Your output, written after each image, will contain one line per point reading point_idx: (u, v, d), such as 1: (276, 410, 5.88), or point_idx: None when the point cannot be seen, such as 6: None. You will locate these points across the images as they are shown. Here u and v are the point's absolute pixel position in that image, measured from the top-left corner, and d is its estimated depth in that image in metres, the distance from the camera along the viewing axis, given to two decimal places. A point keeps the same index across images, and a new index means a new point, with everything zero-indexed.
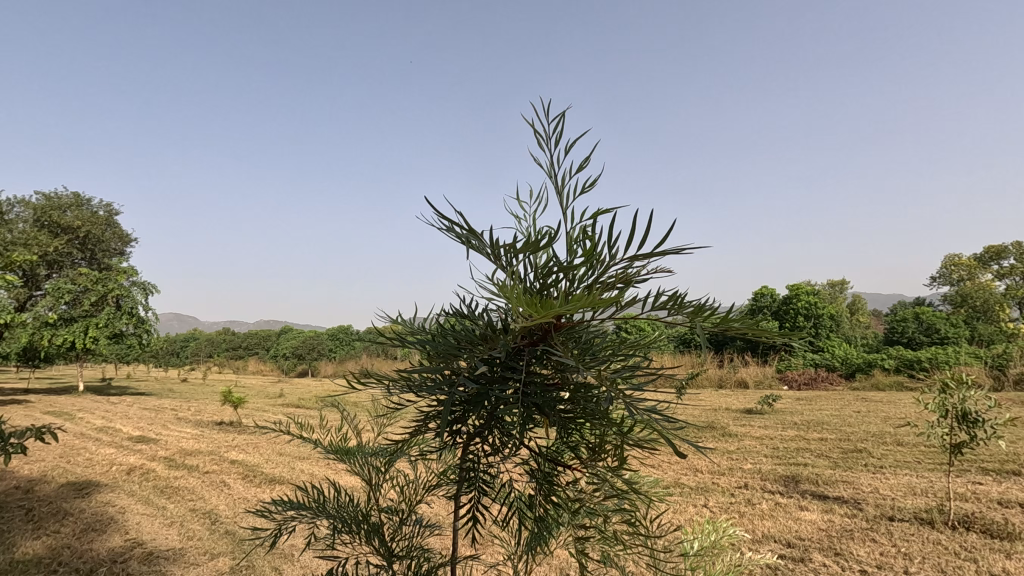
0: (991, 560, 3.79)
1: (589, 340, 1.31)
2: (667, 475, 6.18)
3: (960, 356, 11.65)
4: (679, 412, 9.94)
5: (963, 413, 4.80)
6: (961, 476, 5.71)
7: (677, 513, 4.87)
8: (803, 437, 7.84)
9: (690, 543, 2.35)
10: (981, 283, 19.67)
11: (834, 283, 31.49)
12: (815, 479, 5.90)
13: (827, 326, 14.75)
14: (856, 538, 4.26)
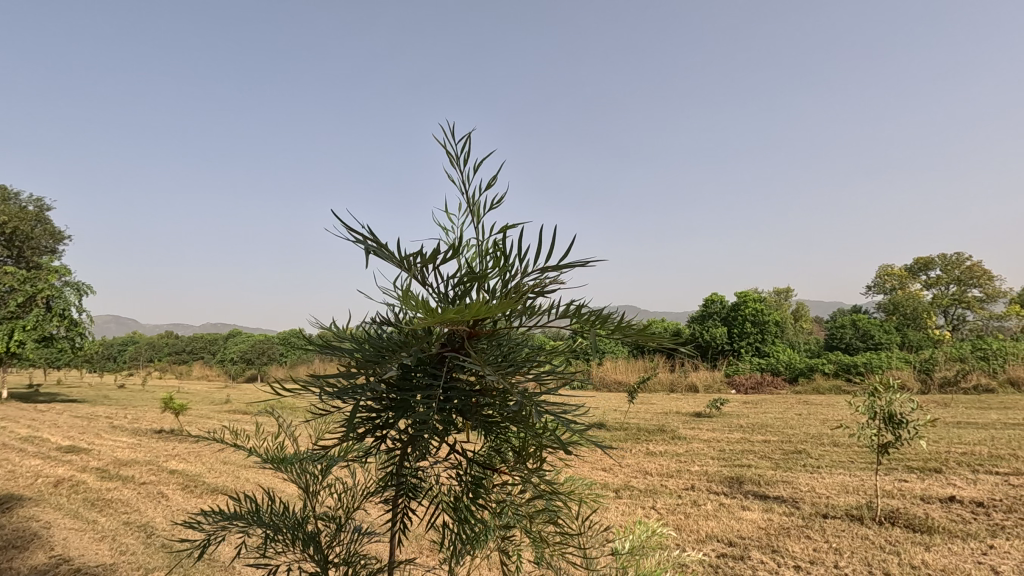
0: (912, 552, 4.07)
1: (508, 348, 1.37)
2: (617, 479, 6.33)
3: (892, 360, 12.40)
4: (631, 416, 10.19)
5: (890, 415, 5.15)
6: (889, 474, 6.10)
7: (624, 515, 5.03)
8: (748, 439, 8.17)
9: (620, 542, 2.46)
10: (911, 293, 21.02)
11: (780, 291, 32.84)
12: (757, 480, 6.16)
13: (772, 332, 15.40)
14: (791, 535, 4.50)
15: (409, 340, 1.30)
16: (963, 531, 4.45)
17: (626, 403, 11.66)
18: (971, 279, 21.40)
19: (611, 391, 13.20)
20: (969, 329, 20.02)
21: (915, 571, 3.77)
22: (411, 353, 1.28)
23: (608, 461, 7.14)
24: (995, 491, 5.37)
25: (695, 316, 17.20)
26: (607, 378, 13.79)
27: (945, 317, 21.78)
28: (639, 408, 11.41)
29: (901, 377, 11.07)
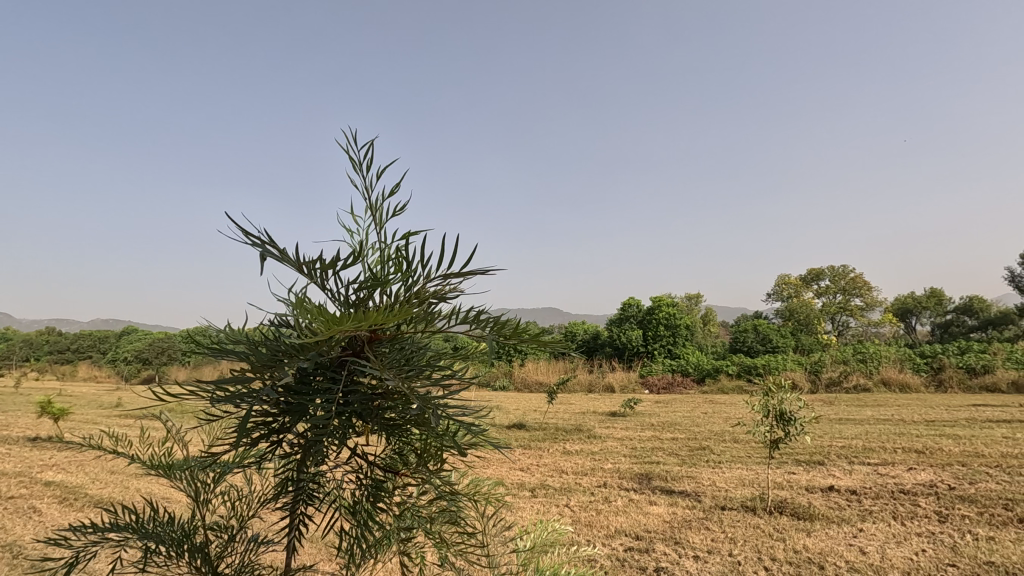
0: (796, 538, 4.47)
1: (411, 351, 1.36)
2: (534, 478, 6.45)
3: (787, 363, 13.52)
4: (551, 416, 10.42)
5: (781, 413, 5.65)
6: (780, 467, 6.65)
7: (539, 513, 5.16)
8: (658, 437, 8.60)
9: (521, 541, 2.51)
10: (805, 301, 23.05)
11: (691, 298, 34.81)
12: (665, 475, 6.50)
13: (683, 335, 16.31)
14: (693, 527, 4.79)
15: (306, 344, 1.26)
16: (839, 517, 4.93)
17: (546, 403, 11.90)
18: (853, 289, 23.75)
19: (532, 391, 13.42)
20: (851, 335, 22.21)
21: (798, 555, 4.13)
22: (309, 357, 1.24)
23: (526, 461, 7.27)
24: (866, 480, 6.00)
25: (614, 319, 17.84)
26: (528, 379, 14.00)
27: (831, 323, 24.03)
28: (558, 408, 11.67)
29: (793, 378, 12.09)
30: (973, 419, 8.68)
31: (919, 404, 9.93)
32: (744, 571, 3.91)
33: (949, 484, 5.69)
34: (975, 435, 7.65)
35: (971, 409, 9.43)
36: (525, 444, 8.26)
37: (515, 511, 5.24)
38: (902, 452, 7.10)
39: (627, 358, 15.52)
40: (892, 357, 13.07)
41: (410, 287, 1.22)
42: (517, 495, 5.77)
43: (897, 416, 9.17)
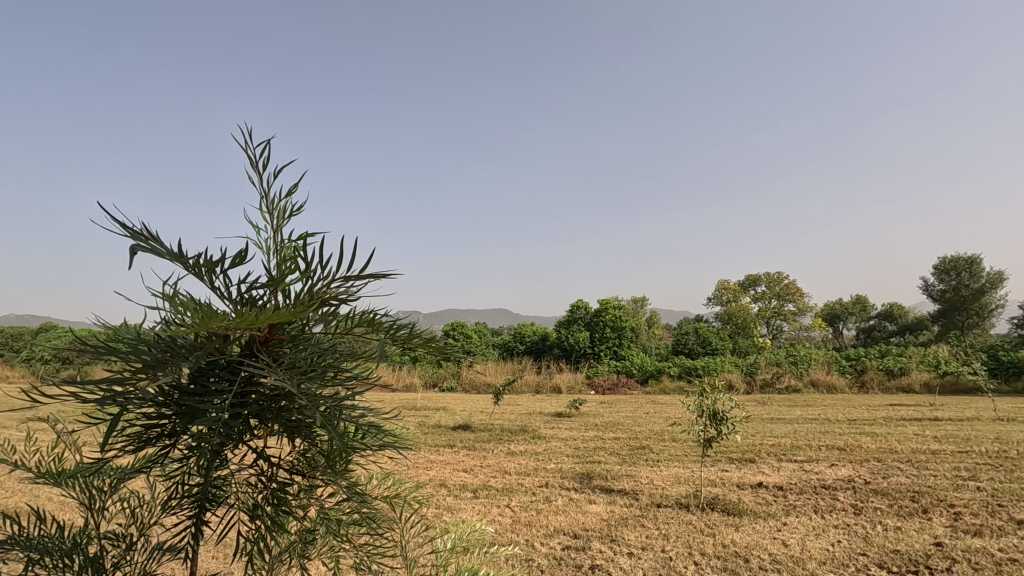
0: (725, 533, 4.65)
1: (316, 349, 1.10)
2: (477, 479, 6.43)
3: (724, 364, 14.10)
4: (497, 416, 10.43)
5: (714, 413, 5.89)
6: (714, 464, 6.90)
7: (480, 515, 5.16)
8: (600, 437, 8.75)
9: (441, 542, 2.45)
10: (743, 306, 24.16)
11: (635, 300, 35.65)
12: (605, 475, 6.62)
13: (629, 338, 16.71)
14: (629, 524, 4.90)
15: (193, 340, 1.00)
16: (765, 512, 5.17)
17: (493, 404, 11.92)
18: (786, 295, 25.06)
19: (479, 392, 13.41)
20: (784, 339, 23.49)
21: (726, 549, 4.30)
22: (195, 359, 0.96)
23: (468, 462, 7.24)
24: (792, 476, 6.33)
25: (562, 322, 18.11)
26: (476, 380, 13.98)
27: (767, 327, 25.22)
28: (505, 408, 11.70)
29: (729, 379, 12.62)
30: (890, 417, 9.31)
31: (843, 403, 10.58)
32: (675, 566, 4.03)
33: (864, 479, 6.07)
34: (891, 432, 8.20)
35: (888, 408, 10.12)
36: (468, 446, 8.24)
37: (455, 513, 5.20)
38: (826, 449, 7.53)
39: (574, 359, 15.78)
40: (820, 360, 13.85)
41: (308, 283, 1.07)
42: (458, 497, 5.73)
43: (822, 416, 9.71)
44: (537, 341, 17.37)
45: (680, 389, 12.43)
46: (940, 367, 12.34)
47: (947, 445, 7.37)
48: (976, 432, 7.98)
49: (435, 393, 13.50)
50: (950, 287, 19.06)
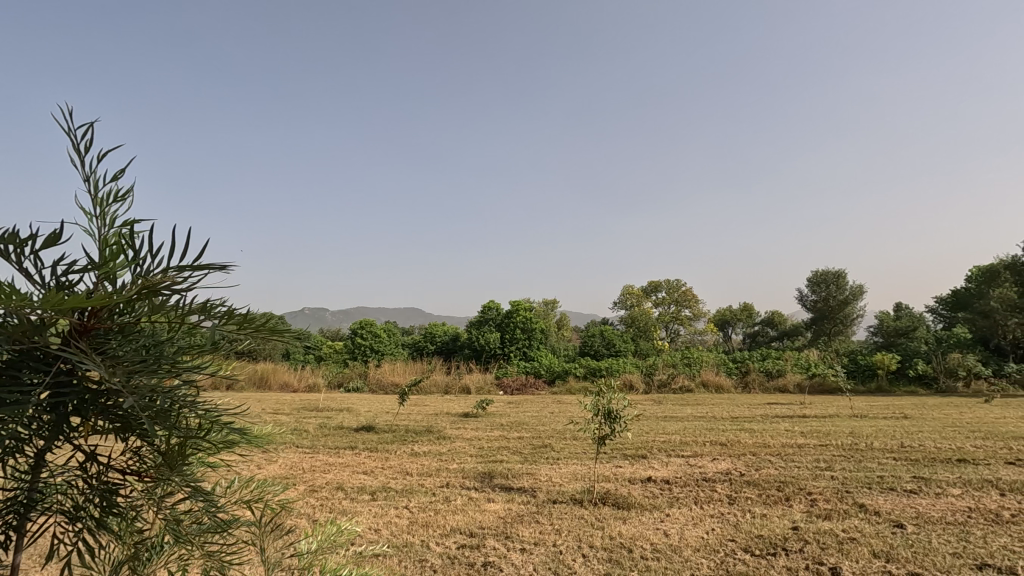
0: (613, 526, 4.91)
1: (150, 339, 0.84)
2: (376, 481, 6.32)
3: (626, 365, 14.85)
4: (402, 417, 10.29)
5: (609, 412, 6.20)
6: (609, 461, 7.25)
7: (376, 518, 5.06)
8: (505, 436, 8.89)
9: (305, 543, 2.30)
10: (645, 309, 25.59)
11: (547, 303, 36.47)
12: (505, 473, 6.74)
13: (538, 339, 17.10)
14: (524, 521, 5.03)
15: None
16: (651, 505, 5.51)
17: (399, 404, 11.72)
18: (684, 301, 26.87)
19: (386, 393, 13.15)
20: (681, 341, 25.16)
21: (612, 541, 4.54)
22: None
23: (369, 464, 7.08)
24: (678, 471, 6.80)
25: (474, 321, 18.23)
26: (383, 380, 13.68)
27: (666, 332, 26.88)
28: (412, 408, 11.56)
29: (629, 379, 13.31)
30: (765, 415, 10.27)
31: (728, 401, 11.51)
32: (563, 559, 4.19)
33: (740, 472, 6.64)
34: (766, 429, 9.05)
35: (765, 407, 11.15)
36: (370, 447, 8.05)
37: (350, 517, 5.08)
38: (709, 445, 8.17)
39: (484, 359, 15.94)
40: (710, 361, 14.98)
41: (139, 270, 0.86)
42: (355, 500, 5.59)
43: (709, 414, 10.52)
44: (448, 341, 17.33)
45: (584, 389, 12.92)
46: (809, 369, 13.78)
47: (810, 439, 8.24)
48: (835, 428, 9.00)
49: (340, 393, 13.05)
50: (822, 298, 21.38)
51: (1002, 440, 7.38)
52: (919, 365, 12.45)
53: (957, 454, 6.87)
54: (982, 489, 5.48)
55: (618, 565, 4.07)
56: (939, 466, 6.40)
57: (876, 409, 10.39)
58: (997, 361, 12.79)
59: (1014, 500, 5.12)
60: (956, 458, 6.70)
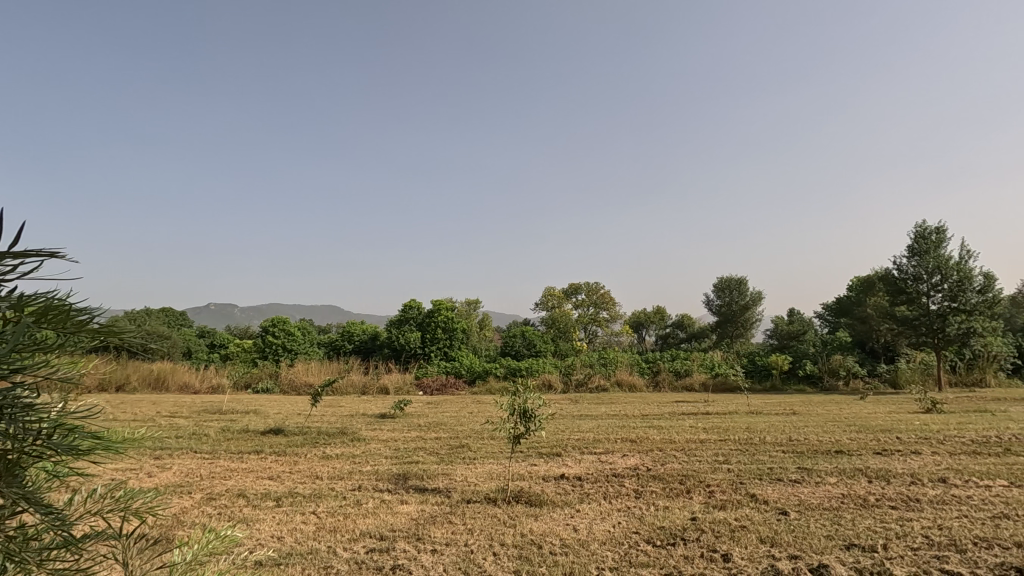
0: (524, 523, 4.97)
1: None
2: (282, 486, 6.00)
3: (545, 365, 15.12)
4: (315, 419, 9.86)
5: (524, 411, 6.28)
6: (525, 459, 7.33)
7: (279, 525, 4.80)
8: (421, 437, 8.75)
9: (177, 554, 2.03)
10: (565, 311, 26.19)
11: (469, 302, 36.25)
12: (420, 474, 6.64)
13: (459, 339, 16.96)
14: (437, 522, 4.98)
15: None
16: (563, 502, 5.63)
17: (311, 406, 11.20)
18: (602, 303, 27.75)
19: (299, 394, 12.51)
20: (598, 342, 26.03)
21: (523, 538, 4.59)
22: None
23: (275, 469, 6.71)
24: (590, 467, 7.01)
25: (394, 320, 17.83)
26: (296, 380, 13.02)
27: (584, 333, 27.67)
28: (325, 409, 11.09)
29: (548, 379, 13.56)
30: (673, 412, 10.82)
31: (640, 399, 12.01)
32: (474, 558, 4.18)
33: (647, 467, 6.96)
34: (672, 426, 9.54)
35: (673, 404, 11.77)
36: (278, 451, 7.64)
37: (251, 526, 4.78)
38: (620, 441, 8.49)
39: (404, 359, 15.61)
40: (624, 361, 15.56)
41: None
42: (257, 507, 5.27)
43: (622, 412, 10.93)
44: (367, 340, 16.83)
45: (504, 389, 12.99)
46: (714, 369, 14.67)
47: (712, 435, 8.78)
48: (733, 424, 9.66)
49: (246, 394, 12.27)
50: (727, 302, 22.92)
51: (872, 432, 8.22)
52: (807, 365, 13.62)
53: (835, 446, 7.58)
54: (854, 477, 6.08)
55: (528, 562, 4.11)
56: (820, 457, 7.03)
57: (770, 406, 11.28)
58: (872, 362, 14.23)
59: (880, 485, 5.72)
60: (834, 450, 7.39)
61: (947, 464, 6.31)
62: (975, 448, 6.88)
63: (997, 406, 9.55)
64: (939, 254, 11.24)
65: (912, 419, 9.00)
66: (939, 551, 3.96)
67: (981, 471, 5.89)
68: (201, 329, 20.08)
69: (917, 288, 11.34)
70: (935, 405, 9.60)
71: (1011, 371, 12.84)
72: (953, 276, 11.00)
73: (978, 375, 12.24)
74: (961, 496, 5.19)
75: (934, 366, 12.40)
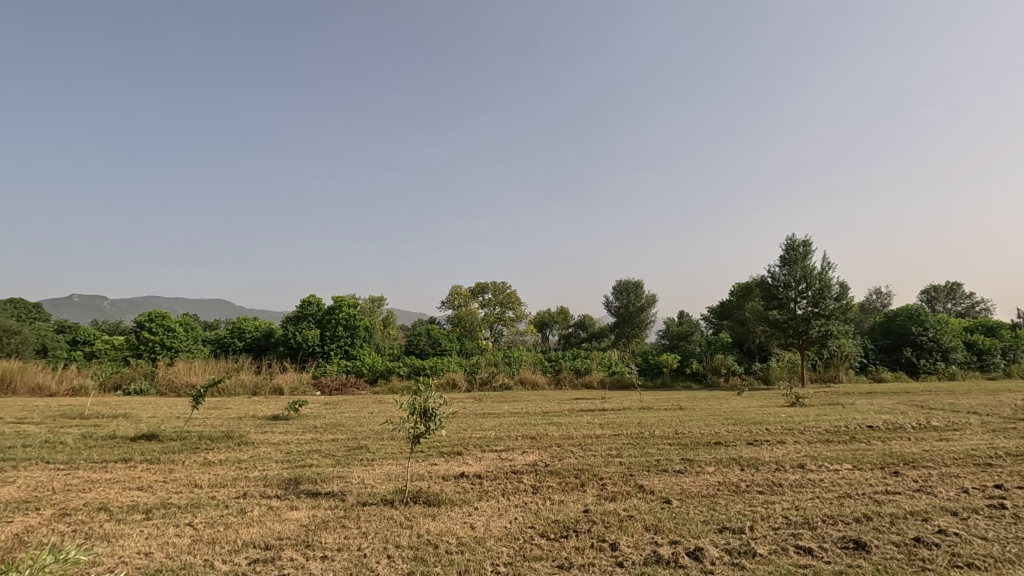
0: (422, 524, 4.89)
1: None
2: (152, 497, 5.44)
3: (451, 364, 15.02)
4: (196, 423, 9.05)
5: (424, 410, 6.17)
6: (425, 459, 7.23)
7: (146, 541, 4.34)
8: (316, 439, 8.34)
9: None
10: (471, 310, 26.24)
11: (374, 299, 35.20)
12: (314, 478, 6.32)
13: (361, 337, 16.35)
14: (329, 527, 4.75)
15: None
16: (461, 500, 5.62)
17: (193, 408, 10.27)
18: (508, 303, 28.11)
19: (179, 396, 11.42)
20: (504, 341, 26.38)
21: (419, 539, 4.51)
22: None
23: (146, 478, 6.07)
24: (490, 465, 7.06)
25: (291, 317, 16.82)
26: (177, 381, 11.88)
27: (489, 332, 27.78)
28: (208, 411, 10.22)
29: (453, 378, 13.48)
30: (572, 409, 11.18)
31: (541, 396, 12.28)
32: (367, 563, 4.04)
33: (545, 463, 7.14)
34: (571, 422, 9.86)
35: (573, 401, 12.18)
36: (150, 458, 6.92)
37: (112, 543, 4.29)
38: (521, 439, 8.64)
39: (301, 358, 14.79)
40: (528, 360, 15.82)
41: None
42: (121, 522, 4.74)
43: (524, 410, 11.12)
44: (260, 338, 15.76)
45: (407, 388, 12.71)
46: (611, 367, 15.35)
47: (606, 430, 9.18)
48: (626, 419, 10.17)
49: (115, 396, 11.01)
50: (625, 304, 24.17)
51: (746, 425, 9.04)
52: (694, 363, 14.68)
53: (715, 438, 8.24)
54: (729, 466, 6.64)
55: (423, 563, 4.05)
56: (702, 449, 7.59)
57: (660, 402, 12.04)
58: (748, 361, 15.62)
59: (750, 473, 6.28)
60: (713, 441, 8.03)
61: (805, 452, 7.08)
62: (828, 437, 7.78)
63: (847, 400, 10.87)
64: (805, 264, 12.58)
65: (779, 412, 10.01)
66: (795, 529, 4.41)
67: (831, 457, 6.66)
68: (60, 323, 17.68)
69: (787, 294, 12.63)
70: (798, 399, 10.73)
71: (858, 368, 14.67)
72: (815, 284, 12.36)
73: (833, 372, 13.87)
74: (814, 479, 5.85)
75: (799, 364, 13.87)
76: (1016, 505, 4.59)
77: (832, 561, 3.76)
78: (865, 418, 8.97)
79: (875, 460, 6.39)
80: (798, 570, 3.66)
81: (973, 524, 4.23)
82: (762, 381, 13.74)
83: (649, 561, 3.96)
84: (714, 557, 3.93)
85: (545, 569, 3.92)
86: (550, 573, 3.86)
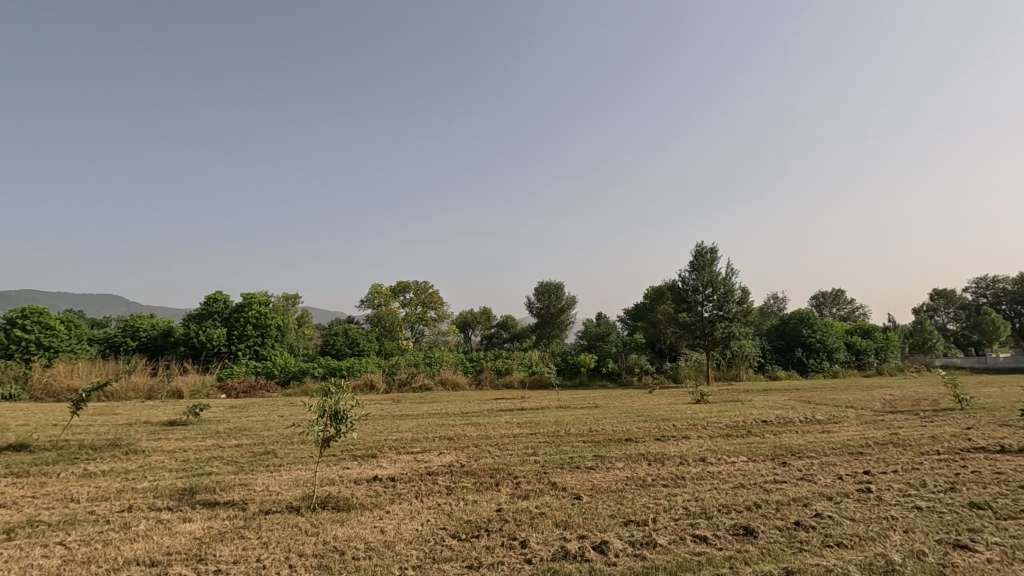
0: (329, 530, 4.68)
1: None
2: (16, 516, 4.81)
3: (368, 364, 14.58)
4: (75, 430, 8.12)
5: (335, 412, 5.87)
6: (336, 463, 6.94)
7: (5, 565, 3.84)
8: (218, 446, 7.76)
9: None
10: (392, 310, 25.66)
11: (288, 296, 33.45)
12: (212, 487, 5.86)
13: (272, 336, 15.46)
14: (225, 539, 4.42)
15: None
16: (372, 504, 5.44)
17: (73, 415, 9.21)
18: (430, 303, 27.76)
19: (58, 401, 10.23)
20: (424, 341, 26.03)
21: (325, 546, 4.31)
22: None
23: (10, 494, 5.37)
24: (404, 467, 6.90)
25: (194, 314, 15.62)
26: (55, 385, 10.61)
27: (411, 331, 27.22)
28: (91, 417, 9.21)
29: (370, 379, 13.06)
30: (491, 409, 11.19)
31: (461, 398, 12.16)
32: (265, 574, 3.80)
33: (461, 464, 7.08)
34: (489, 422, 9.87)
35: (493, 401, 12.20)
36: (16, 472, 6.12)
37: None
38: (437, 439, 8.52)
39: (204, 359, 13.76)
40: (449, 360, 15.67)
41: None
42: None
43: (443, 410, 10.99)
44: (156, 337, 14.46)
45: (321, 390, 12.17)
46: (531, 367, 15.54)
47: (524, 429, 9.26)
48: (543, 418, 10.33)
49: None
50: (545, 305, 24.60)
51: (655, 421, 9.45)
52: (610, 363, 15.21)
53: (626, 434, 8.55)
54: (637, 461, 6.91)
55: (327, 571, 3.87)
56: (614, 445, 7.85)
57: (577, 400, 12.35)
58: (659, 360, 16.41)
59: (657, 467, 6.58)
60: (625, 438, 8.31)
61: (706, 446, 7.51)
62: (727, 431, 8.31)
63: (746, 397, 11.67)
64: (711, 270, 13.37)
65: (686, 409, 10.56)
66: (694, 519, 4.65)
67: (729, 450, 7.11)
68: None
69: (695, 298, 13.37)
70: (702, 397, 11.39)
71: (756, 367, 15.83)
72: (720, 289, 13.17)
73: (734, 371, 14.87)
74: (713, 471, 6.22)
75: (705, 364, 14.74)
76: (880, 488, 5.12)
77: (724, 547, 3.99)
78: (761, 413, 9.67)
79: (766, 452, 6.90)
80: (695, 557, 3.85)
81: (845, 507, 4.66)
82: (672, 380, 14.46)
83: (557, 556, 4.02)
84: (618, 549, 4.06)
85: (454, 569, 3.87)
86: (459, 573, 3.82)
